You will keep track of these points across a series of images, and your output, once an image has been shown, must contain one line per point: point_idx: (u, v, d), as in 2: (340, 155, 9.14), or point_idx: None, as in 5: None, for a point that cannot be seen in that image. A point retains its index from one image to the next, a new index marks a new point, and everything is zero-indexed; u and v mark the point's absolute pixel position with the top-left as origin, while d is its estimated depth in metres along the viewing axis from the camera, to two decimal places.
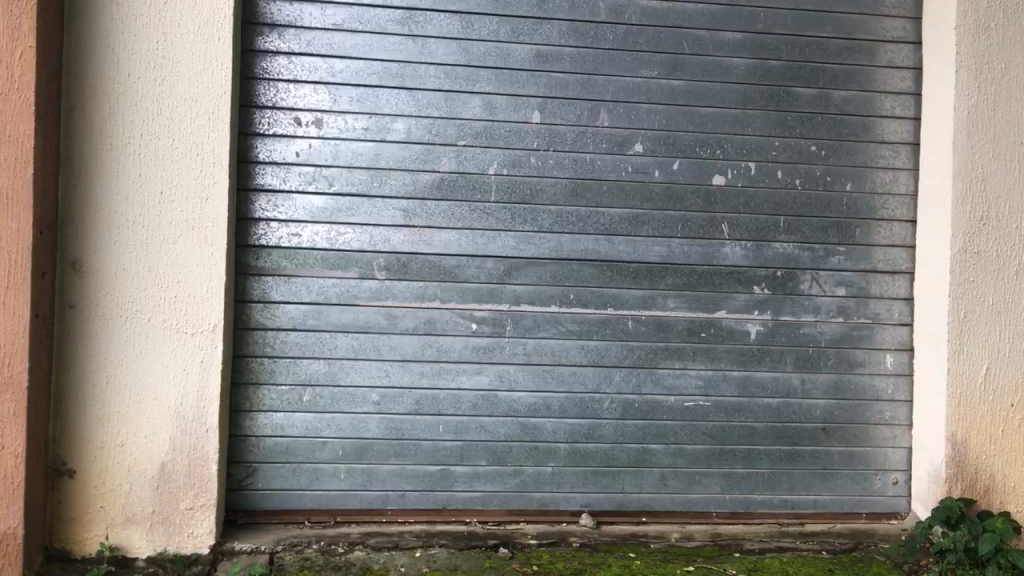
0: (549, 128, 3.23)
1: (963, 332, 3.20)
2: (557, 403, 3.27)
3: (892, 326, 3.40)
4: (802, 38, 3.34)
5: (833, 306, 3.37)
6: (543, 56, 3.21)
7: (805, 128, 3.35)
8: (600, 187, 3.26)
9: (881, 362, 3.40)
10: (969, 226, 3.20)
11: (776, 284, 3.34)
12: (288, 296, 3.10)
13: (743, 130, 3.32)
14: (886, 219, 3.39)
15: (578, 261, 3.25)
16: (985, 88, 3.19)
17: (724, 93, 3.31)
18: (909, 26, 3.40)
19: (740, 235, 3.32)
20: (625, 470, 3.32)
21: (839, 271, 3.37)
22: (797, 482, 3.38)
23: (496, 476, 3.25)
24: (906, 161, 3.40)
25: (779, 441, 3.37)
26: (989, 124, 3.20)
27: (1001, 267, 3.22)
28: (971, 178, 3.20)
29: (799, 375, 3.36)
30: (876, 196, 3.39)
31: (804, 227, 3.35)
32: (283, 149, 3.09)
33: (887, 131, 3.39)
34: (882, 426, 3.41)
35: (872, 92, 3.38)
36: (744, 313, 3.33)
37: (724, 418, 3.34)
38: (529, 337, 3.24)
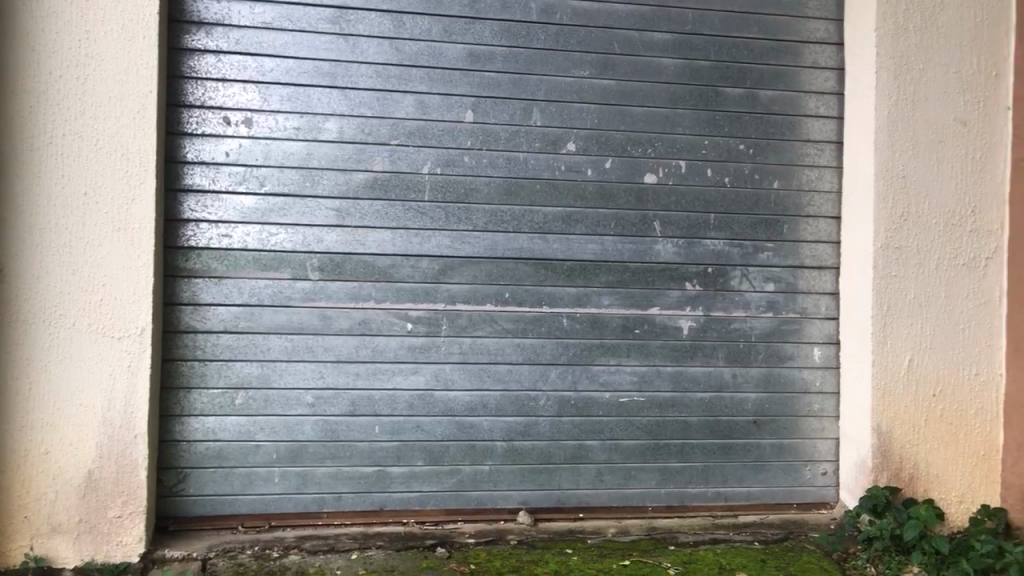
0: (482, 127, 3.24)
1: (886, 324, 3.30)
2: (493, 402, 3.28)
3: (819, 320, 3.49)
4: (729, 39, 3.41)
5: (763, 301, 3.44)
6: (476, 55, 3.22)
7: (733, 127, 3.41)
8: (533, 185, 3.28)
9: (809, 355, 3.48)
10: (890, 222, 3.30)
11: (707, 280, 3.40)
12: (219, 298, 3.05)
13: (673, 129, 3.37)
14: (812, 215, 3.48)
15: (513, 260, 3.26)
16: (905, 87, 3.30)
17: (654, 93, 3.36)
18: (831, 28, 3.49)
19: (672, 233, 3.37)
20: (561, 467, 3.33)
21: (768, 267, 3.45)
22: (730, 475, 3.44)
23: (433, 476, 3.24)
24: (831, 159, 3.49)
25: (712, 435, 3.42)
26: (908, 122, 3.30)
27: (921, 261, 3.32)
28: (892, 176, 3.30)
29: (731, 369, 3.43)
30: (803, 193, 3.48)
31: (733, 224, 3.42)
32: (211, 149, 3.04)
33: (812, 130, 3.48)
34: (810, 418, 3.49)
35: (796, 92, 3.47)
36: (677, 310, 3.38)
37: (658, 413, 3.39)
38: (464, 335, 3.24)
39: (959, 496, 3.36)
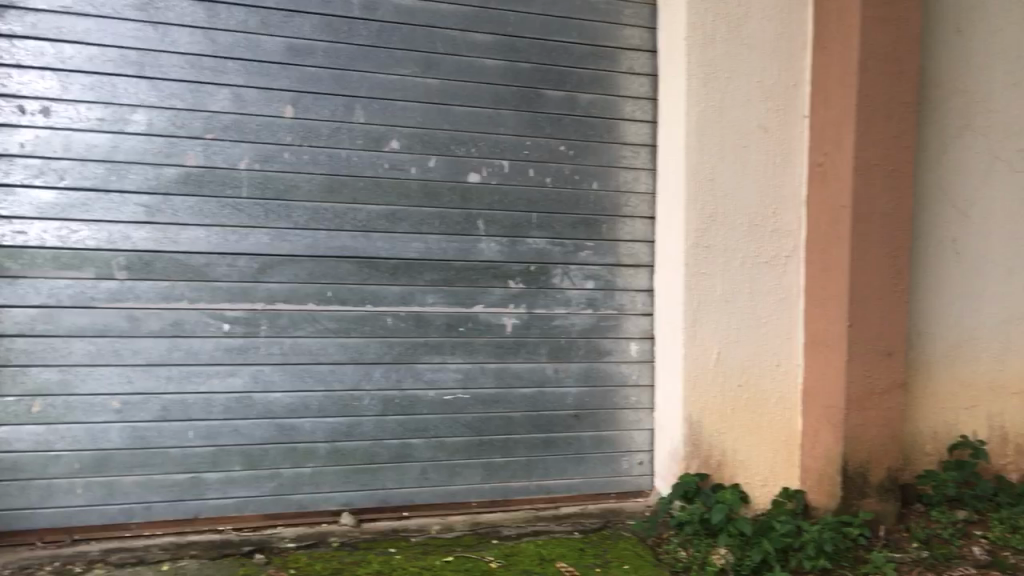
0: (302, 123, 3.17)
1: (696, 320, 3.47)
2: (314, 403, 3.22)
3: (635, 316, 3.64)
4: (549, 43, 3.48)
5: (582, 298, 3.55)
6: (295, 49, 3.14)
7: (553, 129, 3.50)
8: (355, 183, 3.24)
9: (626, 350, 3.62)
10: (699, 222, 3.47)
11: (529, 278, 3.47)
12: (12, 299, 2.85)
13: (496, 129, 3.42)
14: (628, 216, 3.62)
15: (335, 258, 3.21)
16: (712, 94, 3.48)
17: (477, 93, 3.39)
18: (646, 35, 3.64)
19: (495, 231, 3.42)
20: (385, 466, 3.32)
21: (588, 265, 3.55)
22: (551, 468, 3.53)
23: (252, 481, 3.15)
24: (646, 162, 3.65)
25: (534, 429, 3.50)
26: (715, 128, 3.49)
27: (728, 260, 3.52)
28: (701, 178, 3.47)
29: (552, 364, 3.51)
30: (620, 193, 3.61)
31: (554, 223, 3.50)
32: (2, 140, 2.83)
33: (628, 133, 3.62)
34: (628, 410, 3.63)
35: (613, 96, 3.59)
36: (500, 307, 3.43)
37: (482, 410, 3.43)
38: (284, 336, 3.17)
39: (762, 481, 3.58)
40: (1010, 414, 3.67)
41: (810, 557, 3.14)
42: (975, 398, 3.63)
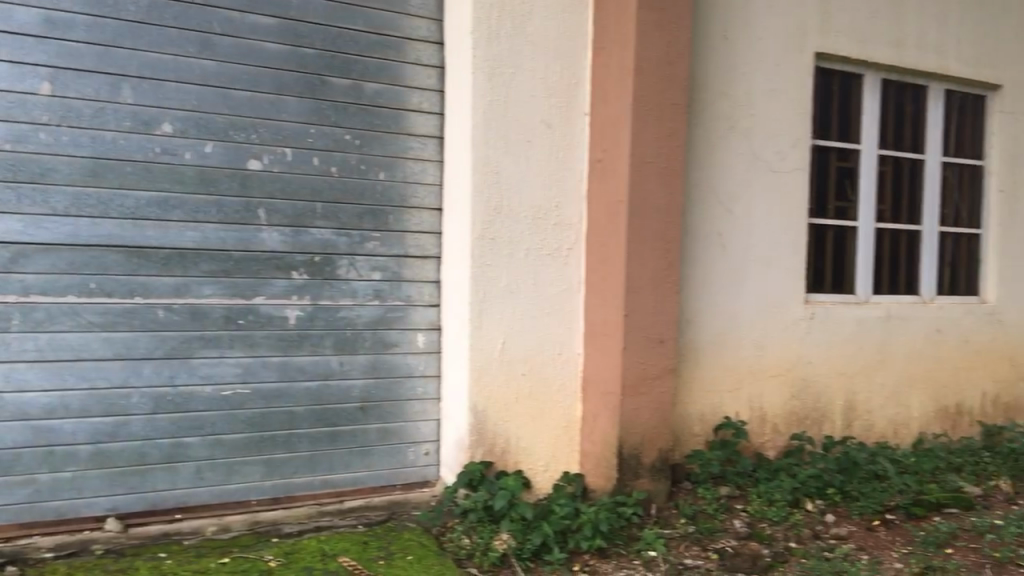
0: (61, 101, 2.94)
1: (482, 310, 3.52)
2: (76, 402, 3.01)
3: (423, 307, 3.65)
4: (334, 29, 3.41)
5: (369, 289, 3.51)
6: (52, 22, 2.91)
7: (339, 117, 3.44)
8: (122, 167, 3.04)
9: (413, 341, 3.63)
10: (485, 214, 3.52)
11: (313, 269, 3.39)
12: None
13: (278, 116, 3.31)
14: (416, 207, 3.62)
15: (99, 248, 3.01)
16: (498, 89, 3.53)
17: (258, 77, 3.27)
18: (433, 27, 3.64)
19: (277, 221, 3.32)
20: (157, 466, 3.15)
21: (374, 256, 3.52)
22: (336, 462, 3.47)
23: (4, 488, 2.91)
24: (433, 154, 3.66)
25: (319, 423, 3.43)
26: (500, 122, 3.55)
27: (512, 251, 3.59)
28: (487, 171, 3.52)
29: (337, 357, 3.46)
30: (407, 184, 3.60)
31: (340, 213, 3.44)
32: None
33: (415, 124, 3.61)
34: (415, 401, 3.64)
35: (400, 87, 3.57)
36: (282, 299, 3.34)
37: (263, 405, 3.32)
38: (41, 330, 2.94)
39: (544, 466, 3.68)
40: (768, 396, 3.97)
41: (587, 538, 3.27)
42: (737, 381, 3.90)
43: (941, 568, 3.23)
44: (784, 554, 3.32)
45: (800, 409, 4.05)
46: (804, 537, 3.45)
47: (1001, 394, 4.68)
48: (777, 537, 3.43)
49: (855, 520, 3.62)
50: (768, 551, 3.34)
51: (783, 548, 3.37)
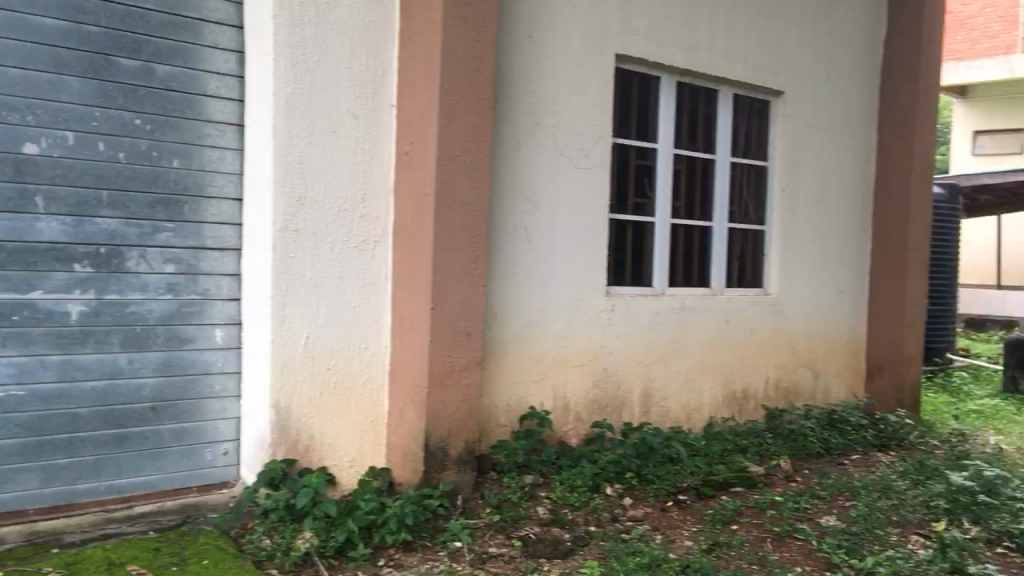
0: None
1: (285, 305, 3.42)
2: None
3: (221, 301, 3.51)
4: (123, 7, 3.21)
5: (161, 283, 3.34)
6: None
7: (128, 101, 3.24)
8: None
9: (210, 336, 3.49)
10: (288, 206, 3.42)
11: (99, 262, 3.19)
12: None
13: (59, 96, 3.08)
14: (213, 196, 3.47)
15: None
16: (301, 76, 3.44)
17: (34, 54, 3.02)
18: (231, 10, 3.50)
19: (58, 209, 3.10)
20: None
21: (168, 248, 3.36)
22: (125, 465, 3.28)
23: None
24: (232, 142, 3.52)
25: (105, 424, 3.23)
26: (304, 110, 3.45)
27: (317, 244, 3.51)
28: (290, 161, 3.42)
29: (126, 354, 3.27)
30: (204, 173, 3.44)
31: (128, 202, 3.25)
32: None
33: (212, 110, 3.46)
34: (212, 399, 3.50)
35: (196, 71, 3.41)
36: (62, 294, 3.11)
37: (42, 407, 3.09)
38: None
39: (349, 462, 3.63)
40: (571, 385, 4.09)
41: (393, 532, 3.25)
42: (542, 372, 3.99)
43: (727, 543, 3.44)
44: (584, 537, 3.44)
45: (601, 398, 4.20)
46: (602, 520, 3.59)
47: (782, 379, 5.05)
48: (577, 522, 3.55)
49: (650, 502, 3.80)
50: (569, 535, 3.45)
51: (583, 532, 3.48)
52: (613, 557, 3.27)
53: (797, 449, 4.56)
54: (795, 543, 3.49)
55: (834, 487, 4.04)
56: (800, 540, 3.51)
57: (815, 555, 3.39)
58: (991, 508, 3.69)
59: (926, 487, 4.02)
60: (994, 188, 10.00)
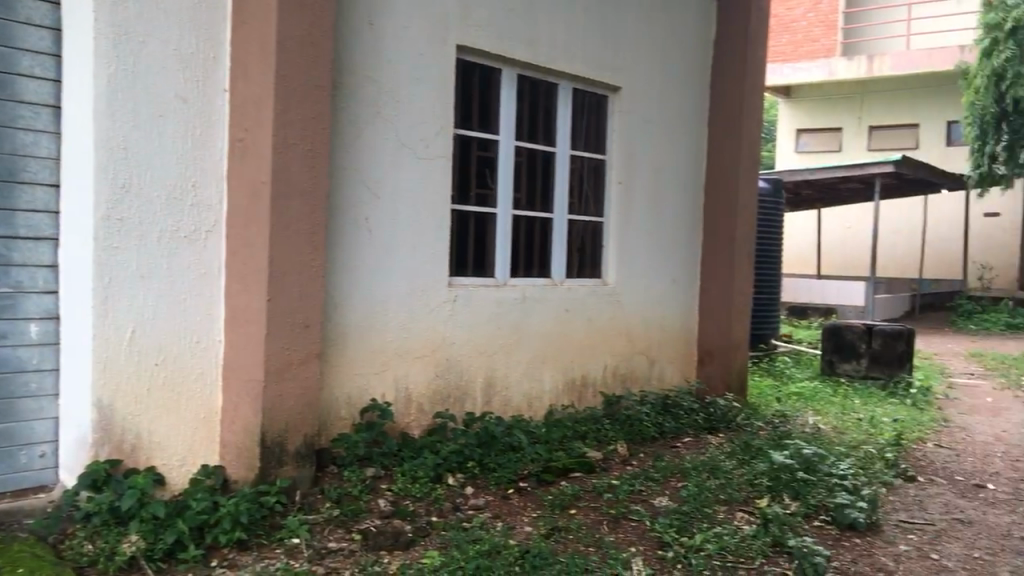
0: None
1: (109, 298, 3.26)
2: None
3: (37, 294, 3.29)
4: None
5: None
6: None
7: None
8: None
9: (24, 332, 3.26)
10: (111, 194, 3.24)
11: None
12: None
13: None
14: (27, 182, 3.25)
15: None
16: (125, 57, 3.25)
17: None
18: None
19: None
20: None
21: None
22: None
23: None
24: (48, 125, 3.30)
25: None
26: (128, 93, 3.27)
27: (143, 234, 3.33)
28: (113, 147, 3.25)
29: None
30: (17, 157, 3.22)
31: None
32: None
33: (25, 90, 3.23)
34: (27, 398, 3.28)
35: (7, 48, 3.18)
36: None
37: None
38: None
39: (180, 461, 3.47)
40: (413, 376, 4.07)
41: (226, 531, 3.15)
42: (384, 363, 3.95)
43: (566, 528, 3.52)
44: (425, 528, 3.43)
45: (444, 388, 4.21)
46: (445, 510, 3.60)
47: (619, 366, 5.21)
48: (419, 513, 3.54)
49: (491, 490, 3.84)
50: (410, 527, 3.43)
51: (424, 523, 3.48)
52: (454, 546, 3.28)
53: (633, 434, 4.74)
54: (630, 524, 3.61)
55: (667, 469, 4.20)
56: (635, 521, 3.63)
57: (649, 535, 3.51)
58: (808, 484, 3.96)
59: (751, 466, 4.26)
60: (813, 182, 10.67)
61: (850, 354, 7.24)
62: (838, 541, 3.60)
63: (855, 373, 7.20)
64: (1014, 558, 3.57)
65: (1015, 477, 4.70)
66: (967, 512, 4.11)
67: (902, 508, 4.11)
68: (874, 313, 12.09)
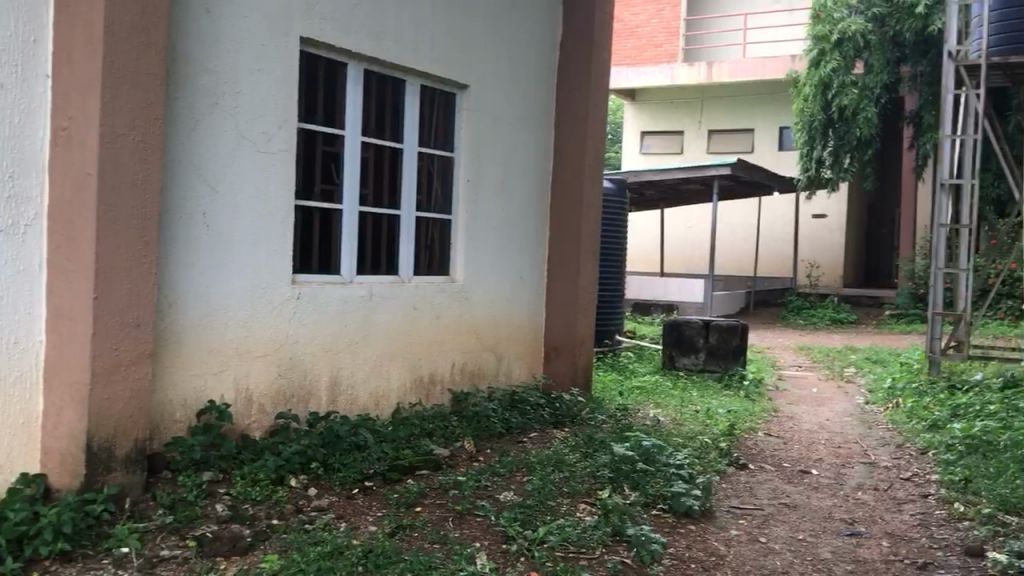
0: None
1: None
2: None
3: None
4: None
5: None
6: None
7: None
8: None
9: None
10: None
11: None
12: None
13: None
14: None
15: None
16: None
17: None
18: None
19: None
20: None
21: None
22: None
23: None
24: None
25: None
26: None
27: None
28: None
29: None
30: None
31: None
32: None
33: None
34: None
35: None
36: None
37: None
38: None
39: None
40: (254, 376, 3.96)
41: (47, 542, 2.98)
42: (223, 363, 3.83)
43: (410, 525, 3.48)
44: (264, 532, 3.32)
45: (286, 388, 4.11)
46: (286, 512, 3.51)
47: (467, 363, 5.23)
48: (258, 517, 3.44)
49: (335, 491, 3.79)
50: (248, 531, 3.31)
51: (264, 526, 3.37)
52: (293, 549, 3.18)
53: (480, 431, 4.81)
54: (475, 519, 3.61)
55: (512, 464, 4.26)
56: (480, 516, 3.64)
57: (494, 529, 3.52)
58: (647, 474, 4.12)
59: (593, 459, 4.37)
60: (655, 183, 11.06)
61: (689, 349, 7.53)
62: (674, 528, 3.74)
63: (694, 366, 7.51)
64: (835, 538, 3.80)
65: (836, 462, 5.02)
66: (793, 497, 4.35)
67: (734, 494, 4.31)
68: (710, 308, 12.67)
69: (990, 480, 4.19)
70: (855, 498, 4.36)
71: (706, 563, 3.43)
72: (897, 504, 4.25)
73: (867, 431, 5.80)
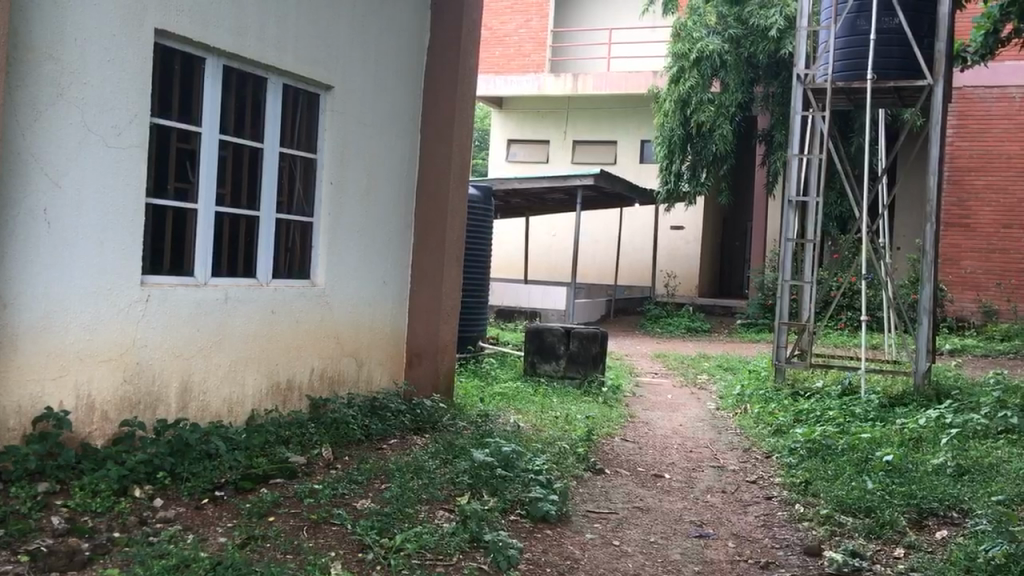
0: None
1: None
2: None
3: None
4: None
5: None
6: None
7: None
8: None
9: None
10: None
11: None
12: None
13: None
14: None
15: None
16: None
17: None
18: None
19: None
20: None
21: None
22: None
23: None
24: None
25: None
26: None
27: None
28: None
29: None
30: None
31: None
32: None
33: None
34: None
35: None
36: None
37: None
38: None
39: None
40: (97, 382, 3.77)
41: None
42: (63, 368, 3.62)
43: (262, 536, 3.37)
44: (104, 545, 3.14)
45: (132, 394, 3.93)
46: (128, 524, 3.34)
47: (326, 369, 5.13)
48: (98, 529, 3.26)
49: (183, 501, 3.65)
50: (86, 544, 3.13)
51: (104, 539, 3.19)
52: (135, 562, 3.00)
53: (338, 437, 4.75)
54: (331, 528, 3.54)
55: (370, 471, 4.22)
56: (336, 525, 3.57)
57: (349, 537, 3.46)
58: (505, 480, 4.16)
59: (453, 465, 4.37)
60: (520, 190, 11.17)
61: (550, 356, 7.65)
62: (531, 533, 3.78)
63: (554, 373, 7.62)
64: (684, 540, 3.93)
65: (688, 466, 5.20)
66: (646, 500, 4.48)
67: (589, 499, 4.40)
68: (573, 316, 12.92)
69: (828, 482, 4.43)
70: (704, 501, 4.53)
71: (560, 567, 3.48)
72: (744, 506, 4.43)
73: (718, 436, 6.04)
